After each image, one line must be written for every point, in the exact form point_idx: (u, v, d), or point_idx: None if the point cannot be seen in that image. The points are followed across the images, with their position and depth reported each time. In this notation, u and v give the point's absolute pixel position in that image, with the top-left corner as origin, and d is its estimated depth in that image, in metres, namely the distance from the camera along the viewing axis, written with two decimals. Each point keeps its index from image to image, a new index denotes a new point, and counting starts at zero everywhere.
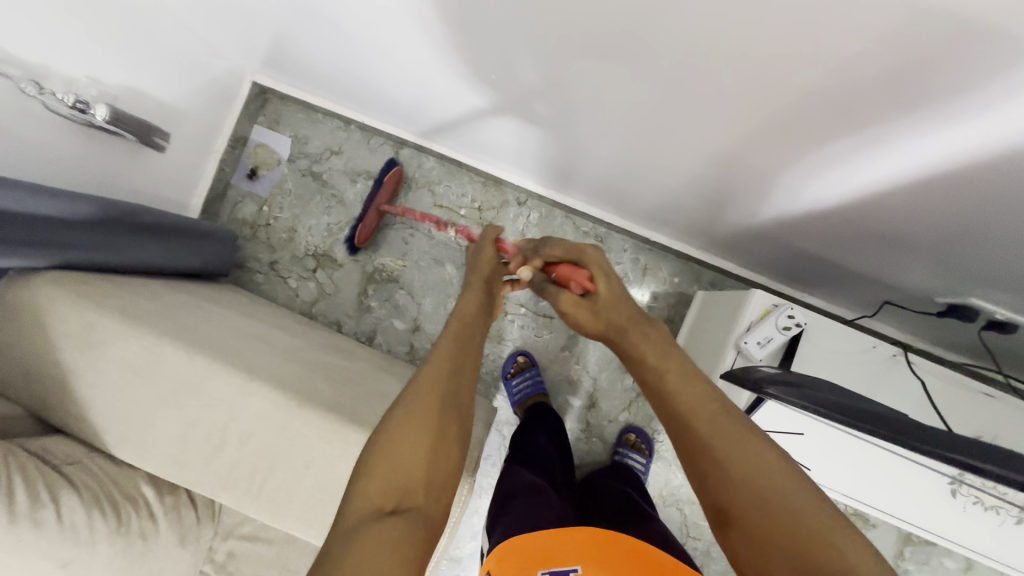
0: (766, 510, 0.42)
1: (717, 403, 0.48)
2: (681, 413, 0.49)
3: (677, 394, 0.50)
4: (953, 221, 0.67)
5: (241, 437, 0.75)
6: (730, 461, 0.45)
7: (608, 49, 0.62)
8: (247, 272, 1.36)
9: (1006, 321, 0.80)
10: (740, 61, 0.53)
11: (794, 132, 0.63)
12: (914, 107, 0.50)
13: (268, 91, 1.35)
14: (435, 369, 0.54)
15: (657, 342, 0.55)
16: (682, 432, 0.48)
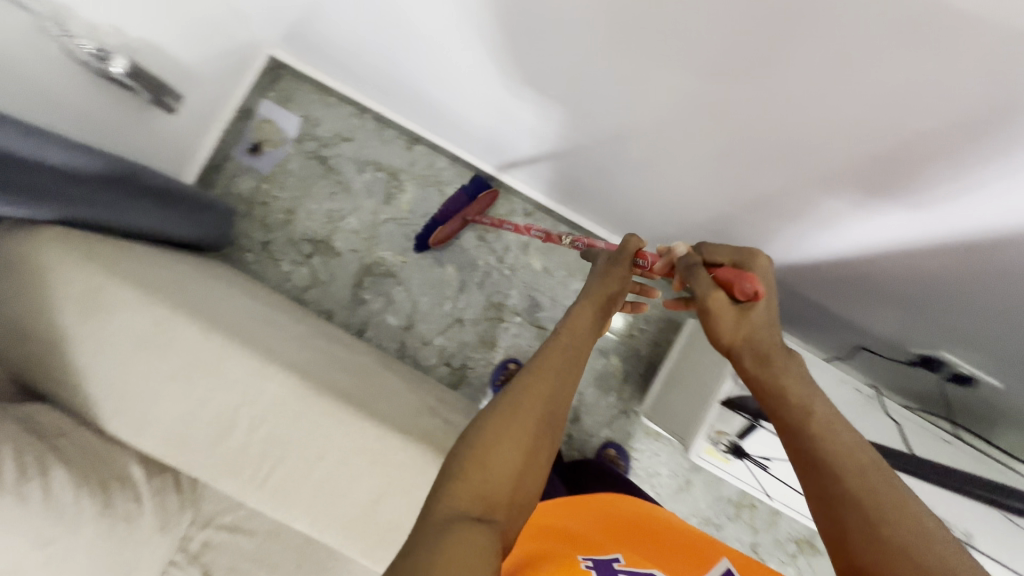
0: (913, 564, 0.42)
1: (862, 453, 0.49)
2: (827, 457, 0.49)
3: (823, 438, 0.51)
4: (952, 287, 0.74)
5: (251, 422, 0.71)
6: (873, 504, 0.46)
7: (675, 84, 0.66)
8: (237, 250, 1.30)
9: (967, 375, 0.91)
10: (805, 112, 0.57)
11: (831, 184, 0.68)
12: (957, 171, 0.55)
13: (283, 68, 1.31)
14: (541, 381, 0.54)
15: (799, 378, 0.56)
16: (813, 461, 0.50)
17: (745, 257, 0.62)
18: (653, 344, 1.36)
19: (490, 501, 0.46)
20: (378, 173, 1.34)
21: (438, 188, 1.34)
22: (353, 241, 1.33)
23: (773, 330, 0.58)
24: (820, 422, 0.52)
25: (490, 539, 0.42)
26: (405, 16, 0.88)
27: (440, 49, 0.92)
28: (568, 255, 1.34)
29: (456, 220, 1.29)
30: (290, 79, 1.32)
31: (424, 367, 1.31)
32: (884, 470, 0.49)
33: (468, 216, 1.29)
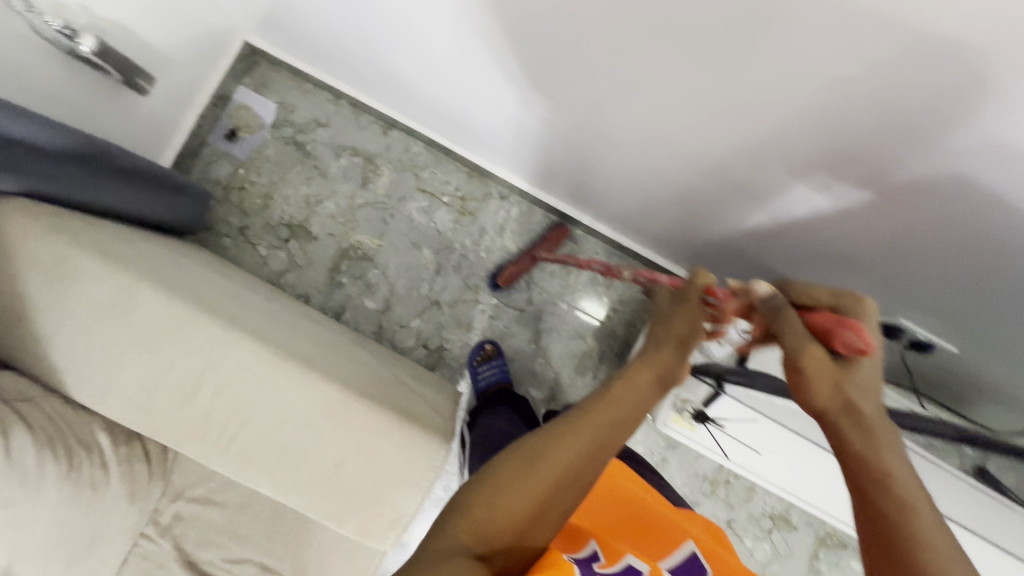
0: None
1: (966, 564, 0.42)
2: (919, 557, 0.43)
3: (918, 535, 0.43)
4: (909, 241, 0.76)
5: (215, 387, 0.72)
6: None
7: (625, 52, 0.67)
8: (214, 235, 1.31)
9: (926, 341, 0.94)
10: None
11: None
12: None
13: (259, 54, 1.32)
14: (580, 435, 0.54)
15: (899, 455, 0.48)
16: (898, 558, 0.43)
17: (849, 304, 0.54)
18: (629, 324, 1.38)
19: (494, 541, 0.49)
20: (354, 158, 1.35)
21: (414, 173, 1.36)
22: (330, 225, 1.34)
23: (875, 395, 0.51)
24: (937, 551, 0.43)
25: (479, 572, 0.45)
26: None
27: (410, 29, 0.93)
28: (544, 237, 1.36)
29: (526, 261, 1.32)
30: (266, 65, 1.34)
31: (401, 349, 1.32)
32: None
33: (537, 255, 1.32)
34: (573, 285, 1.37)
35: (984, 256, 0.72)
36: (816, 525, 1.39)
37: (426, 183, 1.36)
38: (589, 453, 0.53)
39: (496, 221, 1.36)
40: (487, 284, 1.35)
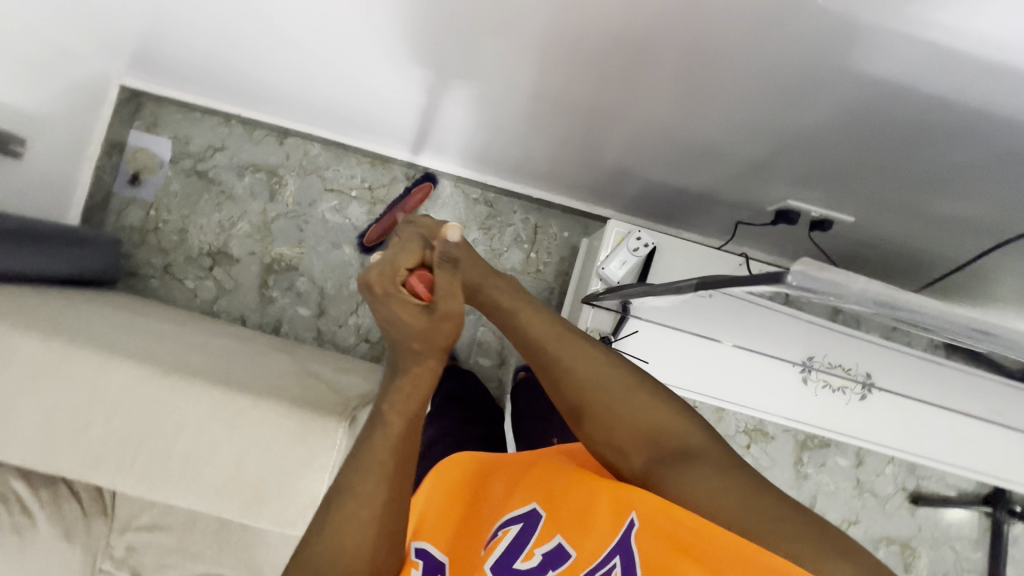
0: (608, 399, 0.58)
1: (560, 325, 0.63)
2: (533, 338, 0.62)
3: (530, 327, 0.63)
4: (764, 130, 0.72)
5: (106, 414, 0.75)
6: (573, 365, 0.60)
7: None
8: (141, 279, 1.34)
9: (822, 219, 0.93)
10: None
11: (590, 64, 0.68)
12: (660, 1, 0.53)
13: (141, 94, 1.34)
14: (369, 507, 0.54)
15: (508, 291, 0.65)
16: (529, 348, 0.62)
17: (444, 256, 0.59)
18: (562, 273, 1.38)
19: None
20: (257, 174, 1.37)
21: (317, 175, 1.36)
22: (249, 244, 1.36)
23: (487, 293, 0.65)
24: (549, 340, 0.61)
25: None
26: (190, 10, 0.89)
27: (246, 32, 0.91)
28: (458, 208, 1.36)
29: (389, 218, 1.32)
30: (152, 104, 1.36)
31: (344, 348, 1.34)
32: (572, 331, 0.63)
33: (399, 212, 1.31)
34: (498, 248, 1.36)
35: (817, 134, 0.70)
36: (794, 431, 1.39)
37: (332, 182, 1.36)
38: (411, 422, 0.57)
39: None
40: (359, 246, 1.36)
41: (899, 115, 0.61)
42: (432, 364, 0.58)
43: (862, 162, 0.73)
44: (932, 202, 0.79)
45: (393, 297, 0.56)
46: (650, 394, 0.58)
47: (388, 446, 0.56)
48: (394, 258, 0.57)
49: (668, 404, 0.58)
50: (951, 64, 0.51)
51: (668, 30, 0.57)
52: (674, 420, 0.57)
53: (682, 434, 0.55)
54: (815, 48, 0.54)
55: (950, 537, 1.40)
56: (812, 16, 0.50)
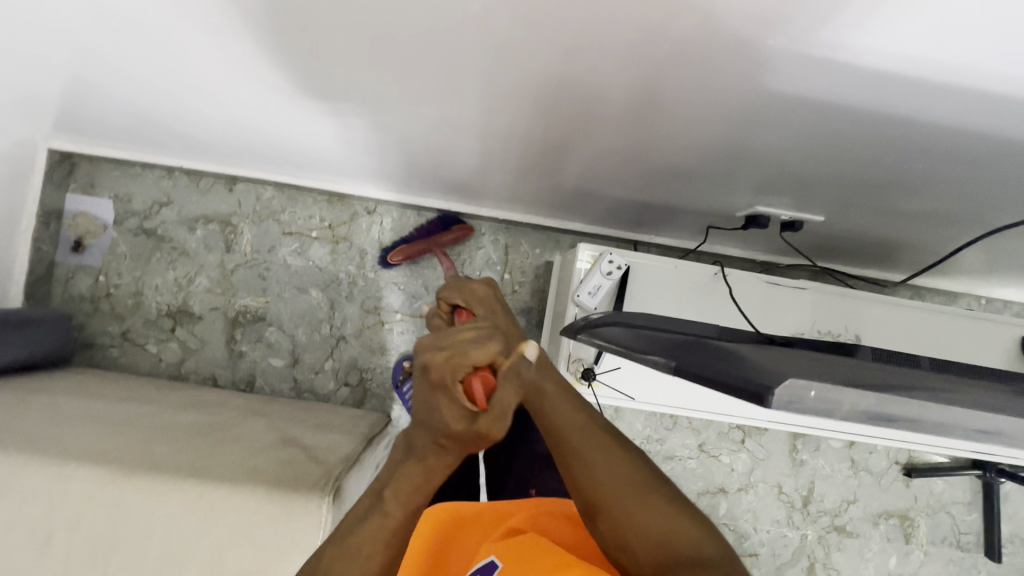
0: (627, 498, 0.54)
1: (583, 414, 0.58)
2: (555, 426, 0.57)
3: (552, 412, 0.57)
4: (725, 150, 0.70)
5: (69, 525, 0.70)
6: (594, 459, 0.56)
7: (326, 58, 0.62)
8: (99, 350, 1.27)
9: (792, 221, 0.92)
10: (420, 38, 0.54)
11: (537, 104, 0.65)
12: (598, 47, 0.50)
13: (73, 155, 1.25)
14: None
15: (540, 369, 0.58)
16: (548, 435, 0.57)
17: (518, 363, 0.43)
18: (539, 291, 1.35)
19: None
20: (210, 225, 1.30)
21: (274, 220, 1.31)
22: (210, 299, 1.30)
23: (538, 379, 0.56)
24: (569, 429, 0.57)
25: None
26: (107, 79, 0.83)
27: (171, 97, 0.85)
28: None
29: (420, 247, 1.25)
30: (86, 164, 1.28)
31: (324, 395, 1.29)
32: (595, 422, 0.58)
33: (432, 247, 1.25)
34: (472, 274, 1.33)
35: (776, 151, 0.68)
36: None
37: (290, 225, 1.31)
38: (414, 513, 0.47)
39: (373, 237, 1.31)
40: (381, 261, 1.30)
41: (858, 133, 0.59)
42: (453, 460, 0.46)
43: (827, 170, 0.71)
44: (897, 200, 0.78)
45: (446, 394, 0.40)
46: (669, 497, 0.55)
47: (377, 539, 0.47)
48: (465, 346, 0.40)
49: (686, 508, 0.55)
50: (907, 89, 0.49)
51: (615, 73, 0.54)
52: (691, 527, 0.54)
53: (698, 541, 0.52)
54: (765, 82, 0.51)
55: (946, 503, 1.43)
56: (761, 57, 0.47)
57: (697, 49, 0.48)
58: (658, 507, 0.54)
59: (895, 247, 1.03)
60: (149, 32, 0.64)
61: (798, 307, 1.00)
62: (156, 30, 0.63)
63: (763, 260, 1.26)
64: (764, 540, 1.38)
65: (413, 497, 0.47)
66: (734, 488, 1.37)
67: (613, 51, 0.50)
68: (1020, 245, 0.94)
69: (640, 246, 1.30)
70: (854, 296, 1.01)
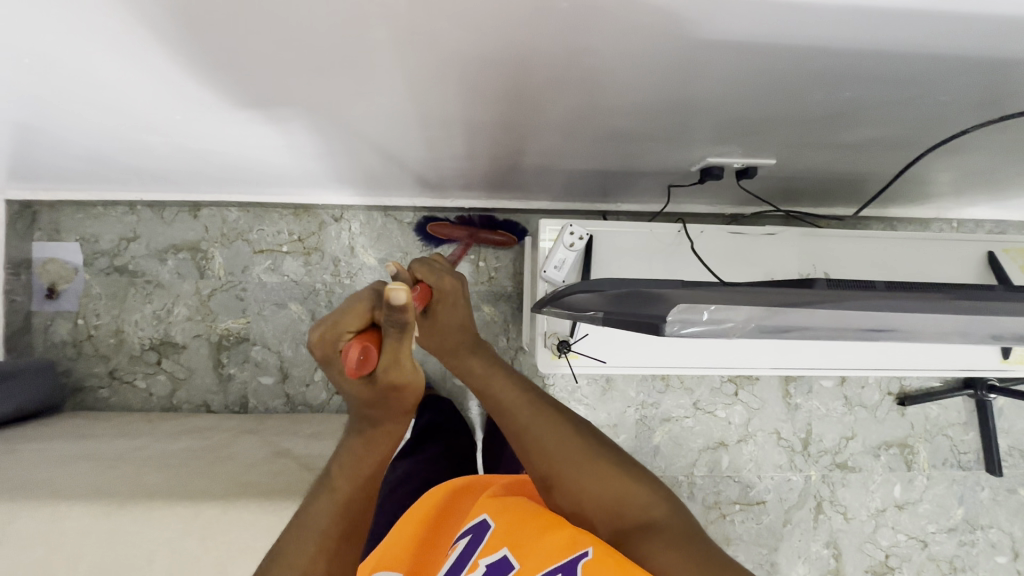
0: (575, 463, 0.60)
1: (528, 394, 0.66)
2: (504, 407, 0.65)
3: (499, 396, 0.65)
4: (660, 105, 0.70)
5: (70, 562, 0.72)
6: (540, 432, 0.62)
7: (245, 71, 0.62)
8: (89, 392, 1.28)
9: (746, 167, 0.93)
10: (327, 38, 0.54)
11: (463, 85, 0.65)
12: (500, 20, 0.50)
13: (32, 204, 1.25)
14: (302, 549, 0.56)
15: (481, 359, 0.68)
16: (501, 416, 0.65)
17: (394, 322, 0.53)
18: (516, 275, 1.36)
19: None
20: (180, 254, 1.30)
21: (243, 240, 1.31)
22: (192, 327, 1.30)
23: (472, 359, 0.68)
24: (517, 409, 0.64)
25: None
26: (41, 124, 0.83)
27: (110, 132, 0.85)
28: (395, 238, 1.32)
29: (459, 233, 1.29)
30: (48, 210, 1.27)
31: (318, 406, 1.30)
32: (543, 401, 0.66)
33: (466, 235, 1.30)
34: None
35: (711, 100, 0.68)
36: None
37: (260, 243, 1.31)
38: (358, 491, 0.60)
39: (344, 244, 1.32)
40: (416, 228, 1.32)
41: (781, 69, 0.59)
42: (389, 428, 0.63)
43: (764, 111, 0.72)
44: (840, 131, 0.78)
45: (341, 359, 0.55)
46: (616, 467, 0.60)
47: (329, 511, 0.58)
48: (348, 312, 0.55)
49: (630, 474, 0.60)
50: (818, 18, 0.49)
51: (526, 44, 0.55)
52: (639, 488, 0.59)
53: (645, 500, 0.58)
54: (675, 31, 0.51)
55: (942, 427, 1.45)
56: (657, 8, 0.48)
57: (599, 8, 0.48)
58: (605, 469, 0.60)
59: (854, 181, 1.04)
60: (68, 69, 0.63)
61: (767, 253, 1.01)
62: (77, 65, 0.62)
63: (731, 212, 1.27)
64: (769, 486, 1.40)
65: (356, 471, 0.61)
66: (734, 440, 1.39)
67: (519, 21, 0.50)
68: (973, 162, 0.94)
69: (608, 215, 1.30)
70: (820, 234, 1.02)
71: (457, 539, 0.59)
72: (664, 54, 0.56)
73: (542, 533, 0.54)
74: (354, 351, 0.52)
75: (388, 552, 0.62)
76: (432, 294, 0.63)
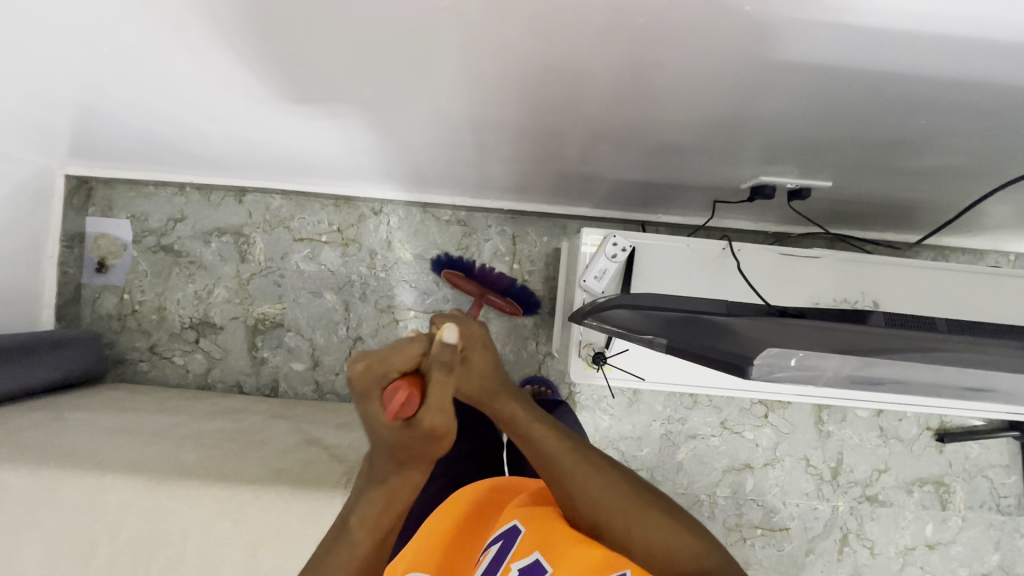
0: (629, 519, 0.57)
1: (572, 444, 0.60)
2: (549, 459, 0.59)
3: (543, 447, 0.59)
4: (721, 122, 0.69)
5: (110, 532, 0.75)
6: (592, 488, 0.58)
7: (308, 69, 0.63)
8: (129, 365, 1.33)
9: (799, 188, 0.90)
10: (392, 41, 0.54)
11: (520, 92, 0.65)
12: (570, 30, 0.50)
13: (88, 180, 1.30)
14: None
15: (522, 406, 0.60)
16: (544, 468, 0.59)
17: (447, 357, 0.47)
18: (549, 280, 1.35)
19: None
20: (223, 237, 1.33)
21: (284, 227, 1.33)
22: (230, 309, 1.33)
23: (508, 404, 0.59)
24: (565, 463, 0.58)
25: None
26: (107, 107, 0.86)
27: (172, 118, 0.87)
28: (432, 235, 1.33)
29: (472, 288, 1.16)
30: (102, 187, 1.32)
31: (346, 396, 1.32)
32: (591, 452, 0.60)
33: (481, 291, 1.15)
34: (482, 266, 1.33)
35: (774, 119, 0.66)
36: None
37: (300, 232, 1.33)
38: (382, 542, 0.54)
39: (381, 237, 1.33)
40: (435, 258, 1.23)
41: (855, 93, 0.57)
42: (412, 476, 0.53)
43: (826, 134, 0.69)
44: (908, 158, 0.75)
45: (367, 408, 0.47)
46: (672, 518, 0.58)
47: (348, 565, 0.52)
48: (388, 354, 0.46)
49: (681, 523, 0.58)
50: (901, 43, 0.47)
51: (591, 54, 0.54)
52: (696, 544, 0.57)
53: (699, 553, 0.56)
54: (755, 49, 0.50)
55: (983, 467, 1.39)
56: (734, 26, 0.46)
57: (673, 25, 0.47)
58: (660, 523, 0.57)
59: (911, 208, 1.00)
60: (139, 58, 0.66)
61: (813, 277, 0.98)
62: (150, 55, 0.64)
63: (775, 230, 1.24)
64: (793, 513, 1.36)
65: (377, 527, 0.53)
66: (761, 463, 1.36)
67: (587, 32, 0.50)
68: None
69: (647, 226, 1.29)
70: (869, 261, 0.99)
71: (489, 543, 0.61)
72: (736, 70, 0.54)
73: (575, 546, 0.54)
74: (399, 398, 0.45)
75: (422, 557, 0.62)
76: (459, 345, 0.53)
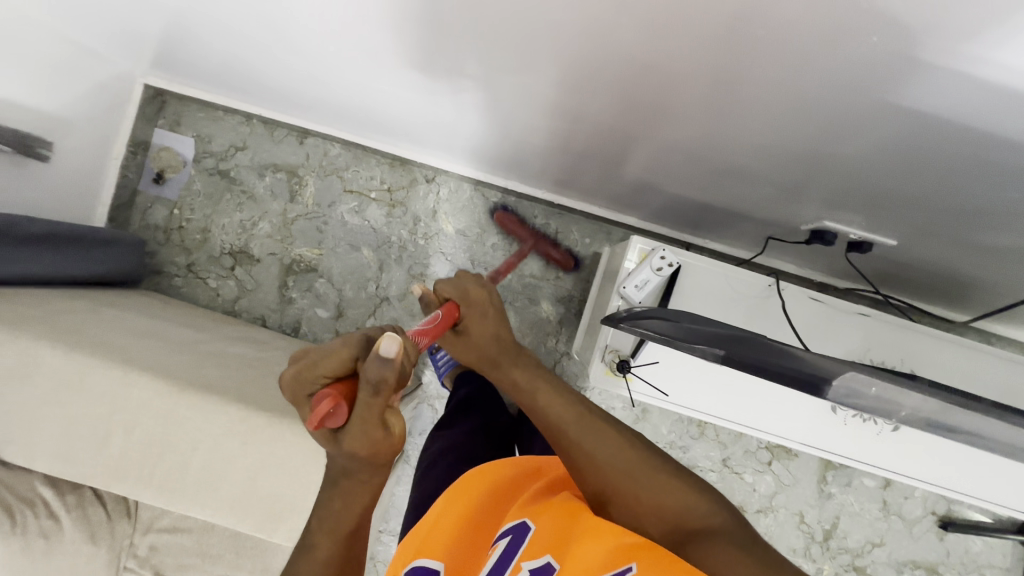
0: (632, 480, 0.58)
1: (577, 406, 0.63)
2: (552, 420, 0.62)
3: (548, 406, 0.63)
4: (802, 155, 0.68)
5: (125, 428, 0.78)
6: (594, 450, 0.60)
7: (408, 20, 0.64)
8: (165, 277, 1.37)
9: (861, 241, 0.87)
10: (498, 8, 0.55)
11: (608, 85, 0.65)
12: (685, 30, 0.49)
13: (164, 93, 1.34)
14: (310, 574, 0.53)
15: (526, 368, 0.65)
16: (550, 429, 0.63)
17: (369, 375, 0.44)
18: (582, 282, 1.34)
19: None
20: (278, 174, 1.36)
21: (337, 176, 1.36)
22: (270, 245, 1.36)
23: (510, 370, 0.65)
24: (567, 425, 0.61)
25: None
26: (201, 23, 0.88)
27: (261, 48, 0.90)
28: (478, 213, 1.33)
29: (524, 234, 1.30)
30: (175, 102, 1.36)
31: None
32: (593, 413, 0.63)
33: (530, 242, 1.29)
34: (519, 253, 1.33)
35: (858, 162, 0.65)
36: None
37: (351, 183, 1.35)
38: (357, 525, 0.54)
39: (428, 206, 1.34)
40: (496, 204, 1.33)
41: (950, 150, 0.56)
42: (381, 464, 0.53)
43: (906, 189, 0.68)
44: (982, 231, 0.73)
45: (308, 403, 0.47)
46: (676, 476, 0.59)
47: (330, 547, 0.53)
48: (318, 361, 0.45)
49: (689, 484, 0.58)
50: (1018, 106, 0.45)
51: (692, 58, 0.53)
52: (703, 504, 0.56)
53: (707, 511, 0.56)
54: (868, 83, 0.49)
55: (981, 565, 1.35)
56: (849, 55, 0.46)
57: (790, 43, 0.47)
58: (665, 480, 0.58)
59: (970, 285, 0.97)
60: None
61: (853, 334, 0.96)
62: None
63: (821, 279, 1.21)
64: None
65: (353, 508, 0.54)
66: (754, 508, 1.34)
67: (699, 34, 0.49)
68: None
69: (692, 248, 1.27)
70: (914, 329, 0.96)
71: (496, 539, 0.58)
72: (837, 102, 0.53)
73: (581, 538, 0.52)
74: (326, 403, 0.42)
75: (428, 557, 0.59)
76: (459, 309, 0.65)
